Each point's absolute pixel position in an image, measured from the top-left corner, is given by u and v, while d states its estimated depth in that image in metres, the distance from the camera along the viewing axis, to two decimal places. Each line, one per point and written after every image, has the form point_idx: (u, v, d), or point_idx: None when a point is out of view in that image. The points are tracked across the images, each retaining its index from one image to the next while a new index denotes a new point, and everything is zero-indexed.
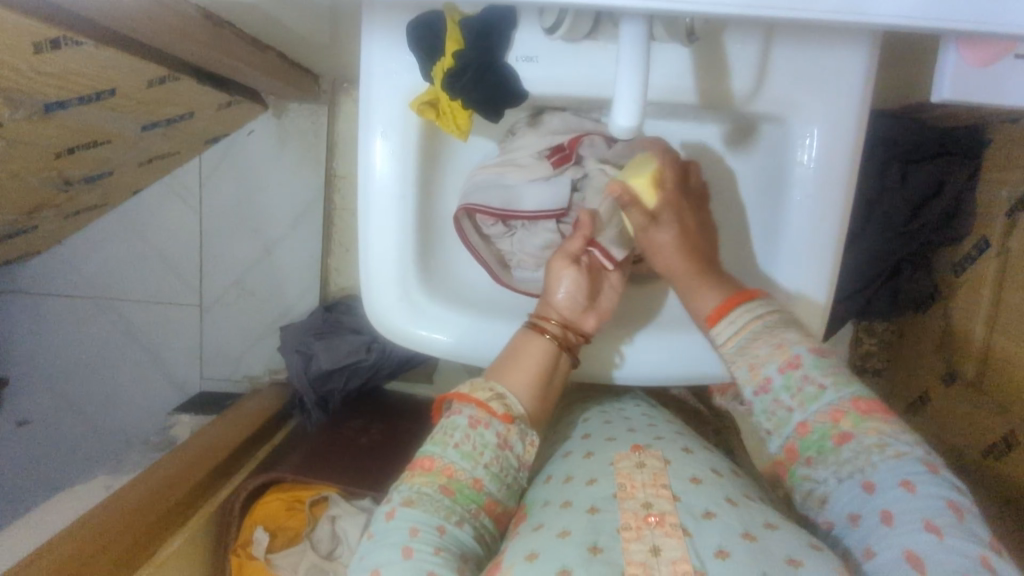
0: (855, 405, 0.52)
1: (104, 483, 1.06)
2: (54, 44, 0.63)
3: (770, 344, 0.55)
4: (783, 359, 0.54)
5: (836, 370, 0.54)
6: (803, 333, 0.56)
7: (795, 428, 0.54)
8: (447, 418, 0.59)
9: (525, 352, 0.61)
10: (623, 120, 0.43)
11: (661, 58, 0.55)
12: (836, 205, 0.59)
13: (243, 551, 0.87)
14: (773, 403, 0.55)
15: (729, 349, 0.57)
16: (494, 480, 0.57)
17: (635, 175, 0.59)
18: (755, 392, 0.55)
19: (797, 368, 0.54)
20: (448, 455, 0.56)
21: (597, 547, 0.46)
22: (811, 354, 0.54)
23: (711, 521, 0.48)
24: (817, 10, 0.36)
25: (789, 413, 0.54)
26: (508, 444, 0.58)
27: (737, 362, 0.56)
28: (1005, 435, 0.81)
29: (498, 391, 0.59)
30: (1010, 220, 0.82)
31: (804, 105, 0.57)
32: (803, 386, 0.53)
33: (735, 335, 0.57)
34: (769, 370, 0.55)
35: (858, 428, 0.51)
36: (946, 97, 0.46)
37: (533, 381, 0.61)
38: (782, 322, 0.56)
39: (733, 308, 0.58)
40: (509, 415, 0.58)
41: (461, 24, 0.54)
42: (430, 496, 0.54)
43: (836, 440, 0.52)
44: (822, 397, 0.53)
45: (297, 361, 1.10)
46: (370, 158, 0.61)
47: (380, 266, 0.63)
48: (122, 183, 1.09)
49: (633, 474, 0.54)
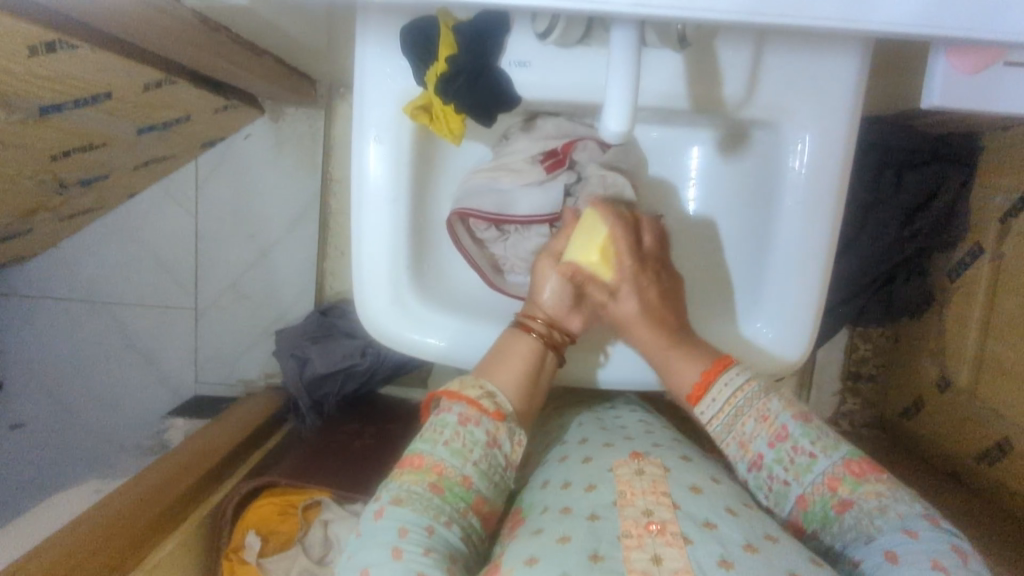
0: (848, 469, 0.54)
1: (96, 487, 1.05)
2: (49, 47, 0.63)
3: (754, 418, 0.57)
4: (770, 432, 0.57)
5: (823, 436, 0.56)
6: (786, 400, 0.58)
7: (795, 500, 0.56)
8: (436, 415, 0.59)
9: (511, 349, 0.62)
10: (613, 125, 0.44)
11: (652, 65, 0.55)
12: (827, 212, 0.59)
13: (235, 556, 0.86)
14: (768, 477, 0.57)
15: (715, 427, 0.59)
16: (483, 478, 0.57)
17: (586, 253, 0.61)
18: (749, 468, 0.58)
19: (785, 439, 0.56)
20: (438, 453, 0.56)
21: (599, 554, 0.46)
22: (795, 421, 0.56)
23: (712, 531, 0.48)
24: (806, 17, 0.36)
25: (786, 486, 0.56)
26: (497, 442, 0.58)
27: (727, 440, 0.59)
28: (999, 441, 0.81)
29: (487, 389, 0.60)
30: (1003, 227, 0.82)
31: (796, 110, 0.57)
32: (794, 457, 0.55)
33: (720, 410, 0.58)
34: (759, 445, 0.57)
35: (855, 493, 0.53)
36: (936, 103, 0.46)
37: (521, 381, 0.61)
38: (764, 390, 0.58)
39: (715, 381, 0.59)
40: (499, 411, 0.59)
41: (455, 29, 0.54)
42: (420, 495, 0.54)
43: (837, 508, 0.53)
44: (815, 465, 0.55)
45: (291, 366, 1.10)
46: (363, 161, 0.61)
47: (373, 270, 0.63)
48: (117, 186, 1.09)
49: (633, 481, 0.54)
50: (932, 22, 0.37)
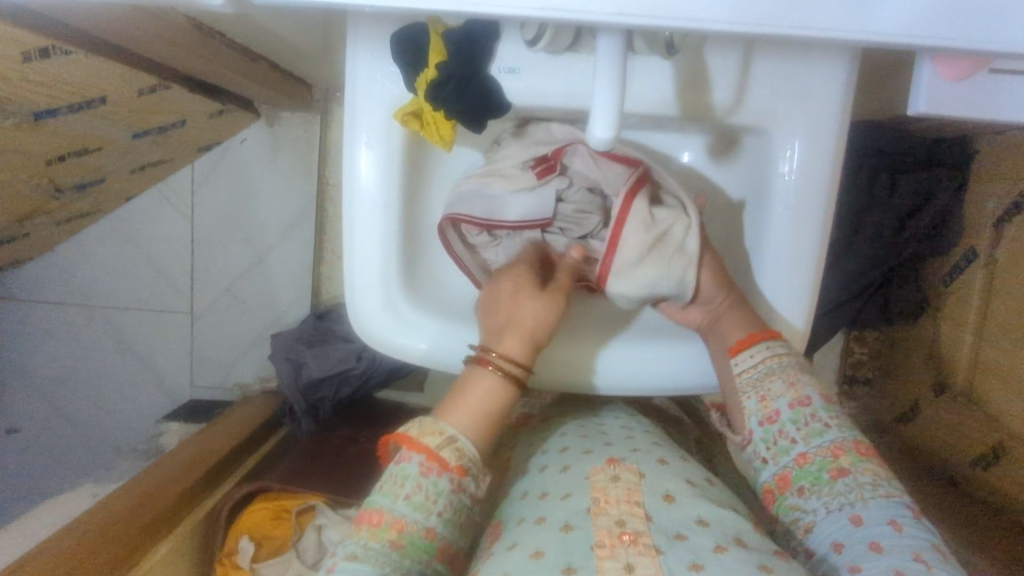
0: (854, 446, 0.55)
1: (89, 491, 1.05)
2: (42, 53, 0.63)
3: (784, 380, 0.58)
4: (794, 396, 0.58)
5: (840, 415, 0.58)
6: (815, 379, 0.59)
7: (794, 458, 0.56)
8: (396, 465, 0.56)
9: (476, 385, 0.58)
10: (599, 133, 0.44)
11: (643, 72, 0.56)
12: (818, 217, 0.59)
13: (228, 561, 0.86)
14: (775, 434, 0.58)
15: (743, 379, 0.60)
16: (447, 526, 0.56)
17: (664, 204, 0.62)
18: (761, 422, 0.58)
19: (807, 406, 0.57)
20: (398, 509, 0.54)
21: (572, 568, 0.46)
22: (820, 397, 0.58)
23: (684, 543, 0.47)
24: (798, 26, 0.37)
25: (792, 444, 0.57)
26: (463, 486, 0.56)
27: (747, 392, 0.59)
28: (994, 445, 0.81)
29: (448, 436, 0.56)
30: (996, 233, 0.83)
31: (786, 116, 0.57)
32: (810, 422, 0.57)
33: (753, 367, 0.59)
34: (779, 404, 0.58)
35: (855, 466, 0.54)
36: (922, 109, 0.46)
37: (482, 421, 0.58)
38: (798, 365, 0.59)
39: (755, 343, 0.60)
40: (460, 465, 0.56)
41: (444, 36, 0.54)
42: (378, 551, 0.53)
43: (832, 474, 0.54)
44: (825, 433, 0.56)
45: (286, 370, 1.10)
46: (354, 168, 0.61)
47: (364, 276, 0.63)
48: (112, 191, 1.09)
49: (607, 488, 0.54)
50: (925, 33, 0.37)
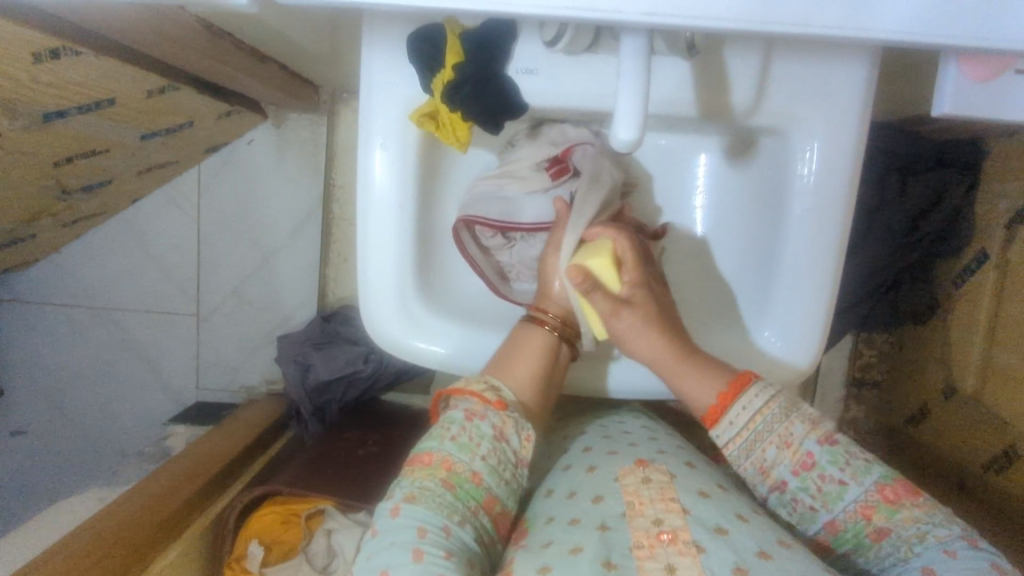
0: (882, 496, 0.52)
1: (97, 494, 1.04)
2: (53, 53, 0.63)
3: (776, 444, 0.54)
4: (794, 460, 0.54)
5: (851, 459, 0.53)
6: (810, 422, 0.55)
7: (824, 524, 0.54)
8: (443, 414, 0.59)
9: (525, 343, 0.62)
10: (624, 134, 0.43)
11: (660, 74, 0.55)
12: (835, 219, 0.59)
13: (238, 565, 0.85)
14: (792, 500, 0.55)
15: (733, 451, 0.56)
16: (492, 475, 0.56)
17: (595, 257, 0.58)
18: (770, 490, 0.55)
19: (810, 468, 0.53)
20: (446, 449, 0.56)
21: (612, 563, 0.46)
22: (821, 447, 0.53)
23: (725, 538, 0.47)
24: (818, 25, 0.36)
25: (814, 511, 0.54)
26: (505, 436, 0.57)
27: (744, 464, 0.56)
28: (1007, 447, 0.80)
29: (492, 383, 0.60)
30: (1008, 234, 0.82)
31: (804, 118, 0.57)
32: (822, 485, 0.53)
33: (738, 435, 0.55)
34: (781, 472, 0.54)
35: (892, 521, 0.51)
36: (946, 111, 0.46)
37: (534, 375, 0.61)
38: (787, 409, 0.55)
39: (731, 405, 0.55)
40: (502, 402, 0.58)
41: (461, 38, 0.53)
42: (433, 491, 0.53)
43: (872, 537, 0.52)
44: (845, 493, 0.53)
45: (292, 373, 1.09)
46: (369, 168, 0.61)
47: (378, 278, 0.63)
48: (121, 192, 1.09)
49: (640, 490, 0.53)
50: (933, 31, 0.36)
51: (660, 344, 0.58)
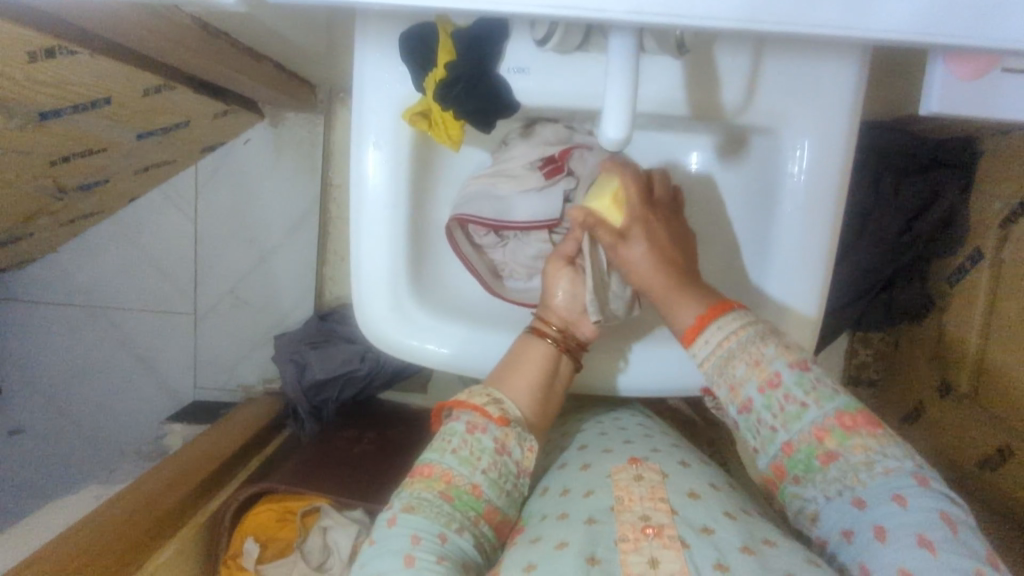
0: (839, 421, 0.51)
1: (93, 493, 1.05)
2: (48, 53, 0.63)
3: (747, 362, 0.53)
4: (761, 378, 0.53)
5: (818, 385, 0.53)
6: (783, 347, 0.54)
7: (781, 446, 0.53)
8: (445, 425, 0.59)
9: (527, 355, 0.62)
10: (612, 132, 0.43)
11: (650, 73, 0.56)
12: (825, 217, 0.59)
13: (234, 562, 0.86)
14: (756, 420, 0.54)
15: (708, 368, 0.56)
16: (492, 487, 0.56)
17: (599, 196, 0.59)
18: (739, 410, 0.54)
19: (776, 386, 0.53)
20: (446, 461, 0.56)
21: (596, 558, 0.46)
22: (791, 370, 0.53)
23: (711, 536, 0.48)
24: (802, 24, 0.36)
25: (774, 432, 0.53)
26: (506, 449, 0.57)
27: (718, 382, 0.55)
28: (1000, 446, 0.80)
29: (495, 396, 0.60)
30: (1002, 233, 0.82)
31: (794, 116, 0.57)
32: (785, 406, 0.52)
33: (712, 354, 0.55)
34: (749, 390, 0.53)
35: (843, 447, 0.51)
36: (935, 112, 0.46)
37: (535, 387, 0.61)
38: (761, 336, 0.54)
39: (707, 326, 0.55)
40: (504, 417, 0.58)
41: (454, 36, 0.54)
42: (430, 502, 0.54)
43: (822, 460, 0.51)
44: (804, 415, 0.52)
45: (289, 371, 1.10)
46: (362, 167, 0.61)
47: (372, 277, 0.63)
48: (118, 191, 1.09)
49: (632, 487, 0.54)
50: (929, 30, 0.36)
51: (660, 274, 0.57)
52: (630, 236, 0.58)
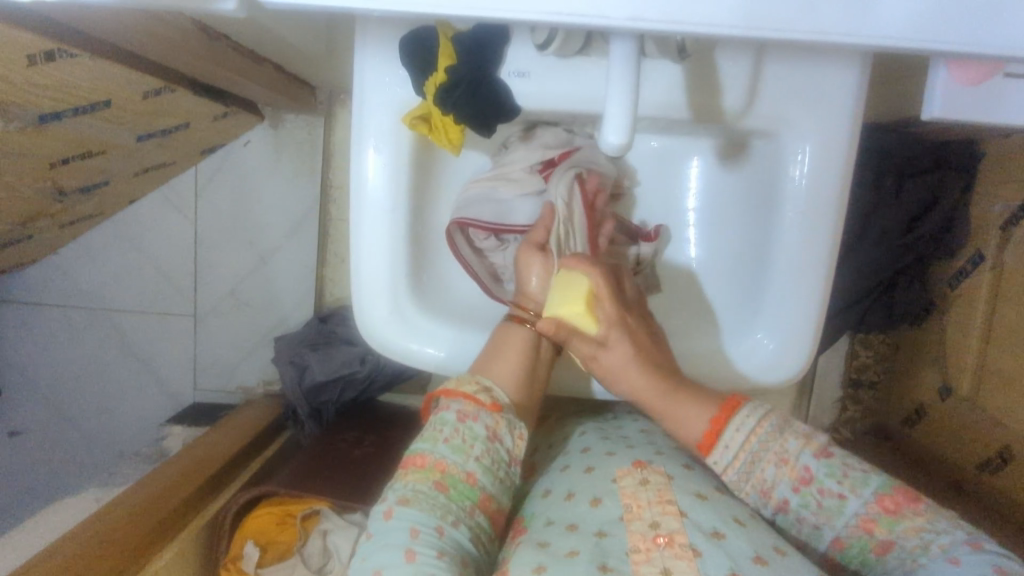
0: (880, 506, 0.52)
1: (93, 495, 1.05)
2: (48, 56, 0.63)
3: (773, 463, 0.54)
4: (792, 476, 0.54)
5: (848, 470, 0.53)
6: (803, 436, 0.55)
7: (830, 543, 0.54)
8: (436, 415, 0.59)
9: (505, 342, 0.62)
10: (612, 137, 0.43)
11: (652, 74, 0.55)
12: (825, 223, 0.59)
13: (233, 566, 0.85)
14: (796, 519, 0.55)
15: (731, 475, 0.56)
16: (487, 475, 0.56)
17: (570, 304, 0.57)
18: (775, 511, 0.56)
19: (809, 483, 0.53)
20: (440, 451, 0.56)
21: (607, 566, 0.46)
22: (817, 460, 0.54)
23: (722, 543, 0.48)
24: (802, 31, 0.36)
25: (818, 529, 0.54)
26: (498, 436, 0.58)
27: (745, 488, 0.56)
28: (1000, 450, 0.81)
29: (483, 384, 0.60)
30: (1003, 236, 0.82)
31: (796, 121, 0.57)
32: (822, 499, 0.53)
33: (735, 457, 0.56)
34: (781, 491, 0.54)
35: (893, 532, 0.51)
36: (935, 113, 0.46)
37: (517, 371, 0.61)
38: (781, 427, 0.55)
39: (726, 428, 0.56)
40: (495, 405, 0.59)
41: (455, 40, 0.54)
42: (426, 493, 0.54)
43: (876, 551, 0.52)
44: (845, 507, 0.52)
45: (289, 374, 1.10)
46: (363, 170, 0.61)
47: (372, 281, 0.63)
48: (117, 192, 1.09)
49: (639, 493, 0.54)
50: (937, 35, 0.36)
51: (645, 382, 0.59)
52: (610, 341, 0.59)
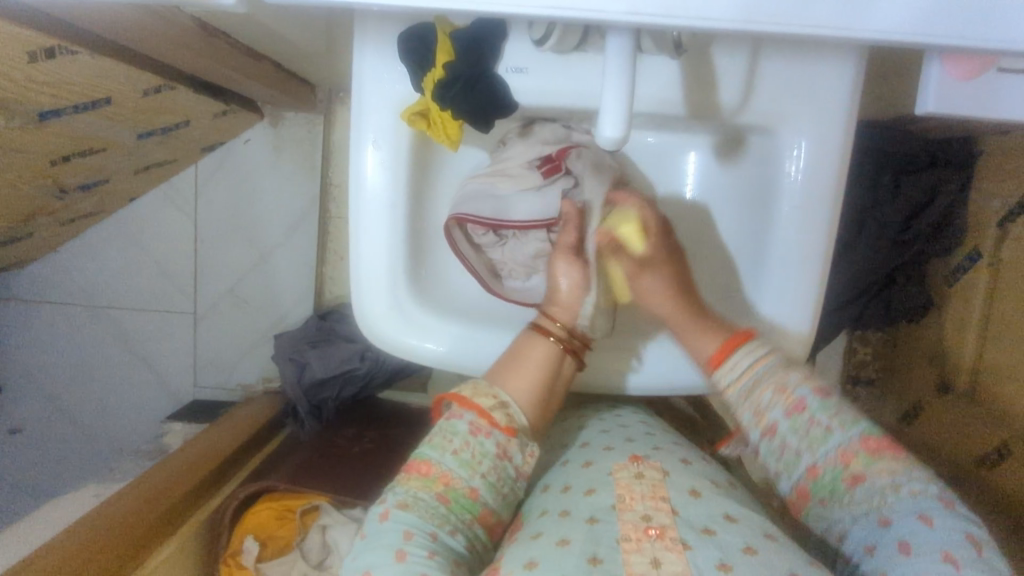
0: (864, 445, 0.53)
1: (93, 491, 1.05)
2: (48, 53, 0.63)
3: (773, 388, 0.57)
4: (786, 403, 0.56)
5: (841, 412, 0.55)
6: (806, 374, 0.57)
7: (806, 471, 0.55)
8: (446, 421, 0.59)
9: (526, 353, 0.61)
10: (609, 131, 0.44)
11: (649, 71, 0.56)
12: (822, 219, 0.59)
13: (233, 561, 0.86)
14: (780, 447, 0.56)
15: (733, 392, 0.59)
16: (490, 490, 0.57)
17: (623, 222, 0.61)
18: (762, 436, 0.57)
19: (802, 410, 0.55)
20: (446, 462, 0.57)
21: (597, 558, 0.46)
22: (814, 396, 0.56)
23: (712, 538, 0.48)
24: (796, 26, 0.36)
25: (798, 456, 0.55)
26: (507, 455, 0.58)
27: (742, 407, 0.59)
28: (999, 445, 0.80)
29: (500, 399, 0.59)
30: (1000, 232, 0.82)
31: (793, 116, 0.57)
32: (810, 428, 0.55)
33: (739, 378, 0.59)
34: (775, 415, 0.56)
35: (869, 469, 0.52)
36: (931, 109, 0.46)
37: (535, 387, 0.61)
38: (784, 364, 0.58)
39: (735, 351, 0.59)
40: (510, 427, 0.58)
41: (452, 36, 0.55)
42: (425, 502, 0.55)
43: (848, 482, 0.53)
44: (830, 439, 0.54)
45: (290, 370, 1.10)
46: (361, 167, 0.61)
47: (372, 277, 0.63)
48: (118, 190, 1.09)
49: (632, 485, 0.54)
50: (928, 30, 0.36)
51: (680, 306, 0.62)
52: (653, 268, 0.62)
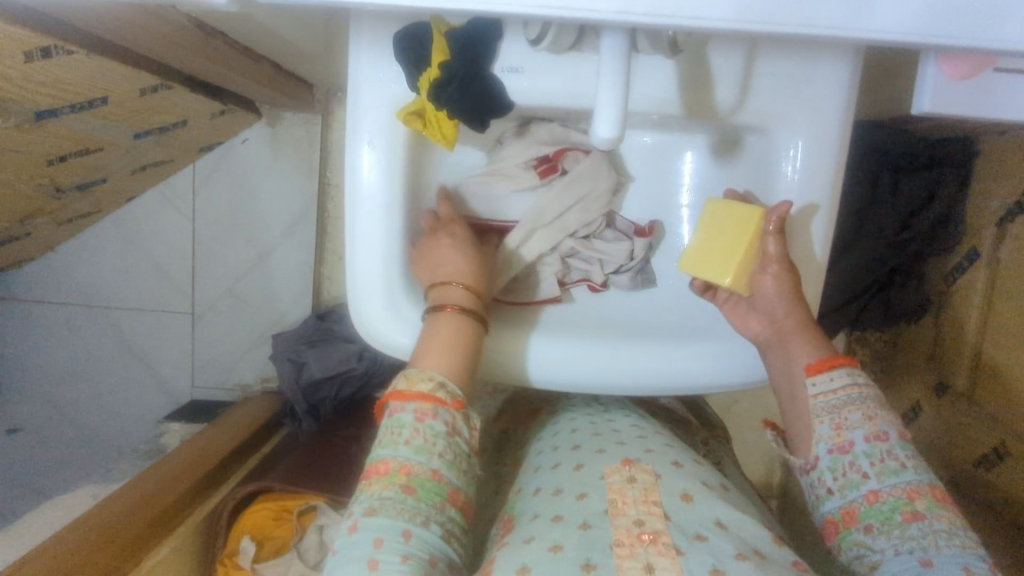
0: (931, 491, 0.53)
1: (89, 492, 1.05)
2: (44, 53, 0.63)
3: (862, 412, 0.55)
4: (871, 430, 0.55)
5: (916, 456, 0.55)
6: (892, 416, 0.57)
7: (863, 494, 0.54)
8: (389, 418, 0.57)
9: (441, 329, 0.59)
10: (603, 131, 0.43)
11: (645, 70, 0.56)
12: (819, 218, 0.59)
13: (230, 561, 0.86)
14: (845, 465, 0.55)
15: (817, 402, 0.57)
16: (452, 470, 0.56)
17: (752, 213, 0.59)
18: (830, 449, 0.56)
19: (884, 440, 0.54)
20: (401, 454, 0.55)
21: (591, 564, 0.46)
22: (897, 434, 0.55)
23: (704, 544, 0.48)
24: (793, 25, 0.36)
25: (862, 479, 0.54)
26: (457, 430, 0.58)
27: (822, 416, 0.56)
28: (997, 445, 0.80)
29: (437, 380, 0.57)
30: (999, 232, 0.82)
31: (789, 115, 0.57)
32: (884, 459, 0.54)
33: (832, 391, 0.57)
34: (854, 435, 0.55)
35: (930, 511, 0.52)
36: (927, 109, 0.46)
37: (460, 354, 0.59)
38: (876, 399, 0.57)
39: (835, 367, 0.57)
40: (457, 401, 0.58)
41: (448, 36, 0.54)
42: (393, 499, 0.53)
43: (906, 516, 0.52)
44: (901, 473, 0.53)
45: (286, 369, 1.10)
46: (357, 167, 0.61)
47: (367, 278, 0.63)
48: (115, 189, 1.09)
49: (624, 489, 0.54)
50: (928, 29, 0.36)
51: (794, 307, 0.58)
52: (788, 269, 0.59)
